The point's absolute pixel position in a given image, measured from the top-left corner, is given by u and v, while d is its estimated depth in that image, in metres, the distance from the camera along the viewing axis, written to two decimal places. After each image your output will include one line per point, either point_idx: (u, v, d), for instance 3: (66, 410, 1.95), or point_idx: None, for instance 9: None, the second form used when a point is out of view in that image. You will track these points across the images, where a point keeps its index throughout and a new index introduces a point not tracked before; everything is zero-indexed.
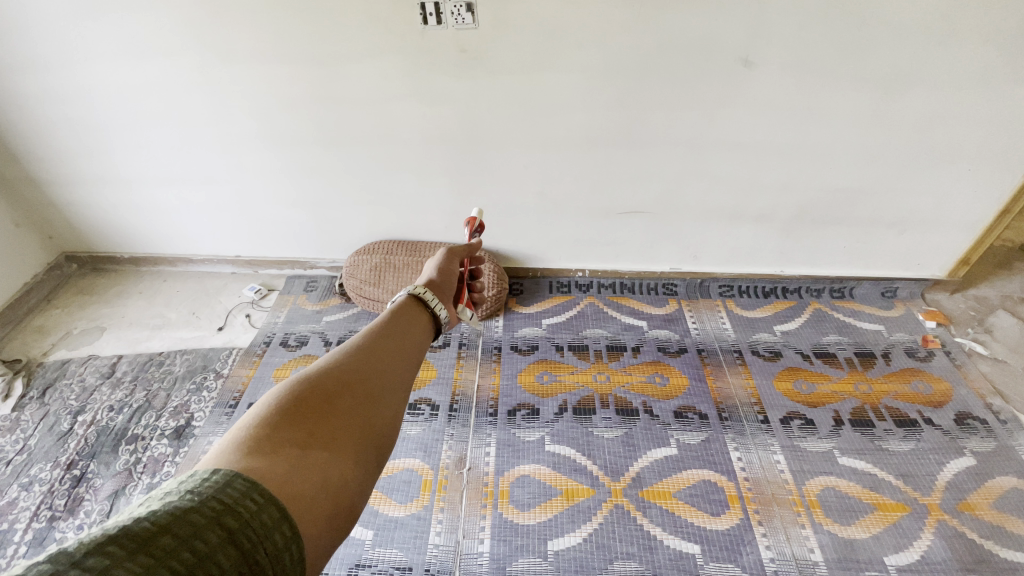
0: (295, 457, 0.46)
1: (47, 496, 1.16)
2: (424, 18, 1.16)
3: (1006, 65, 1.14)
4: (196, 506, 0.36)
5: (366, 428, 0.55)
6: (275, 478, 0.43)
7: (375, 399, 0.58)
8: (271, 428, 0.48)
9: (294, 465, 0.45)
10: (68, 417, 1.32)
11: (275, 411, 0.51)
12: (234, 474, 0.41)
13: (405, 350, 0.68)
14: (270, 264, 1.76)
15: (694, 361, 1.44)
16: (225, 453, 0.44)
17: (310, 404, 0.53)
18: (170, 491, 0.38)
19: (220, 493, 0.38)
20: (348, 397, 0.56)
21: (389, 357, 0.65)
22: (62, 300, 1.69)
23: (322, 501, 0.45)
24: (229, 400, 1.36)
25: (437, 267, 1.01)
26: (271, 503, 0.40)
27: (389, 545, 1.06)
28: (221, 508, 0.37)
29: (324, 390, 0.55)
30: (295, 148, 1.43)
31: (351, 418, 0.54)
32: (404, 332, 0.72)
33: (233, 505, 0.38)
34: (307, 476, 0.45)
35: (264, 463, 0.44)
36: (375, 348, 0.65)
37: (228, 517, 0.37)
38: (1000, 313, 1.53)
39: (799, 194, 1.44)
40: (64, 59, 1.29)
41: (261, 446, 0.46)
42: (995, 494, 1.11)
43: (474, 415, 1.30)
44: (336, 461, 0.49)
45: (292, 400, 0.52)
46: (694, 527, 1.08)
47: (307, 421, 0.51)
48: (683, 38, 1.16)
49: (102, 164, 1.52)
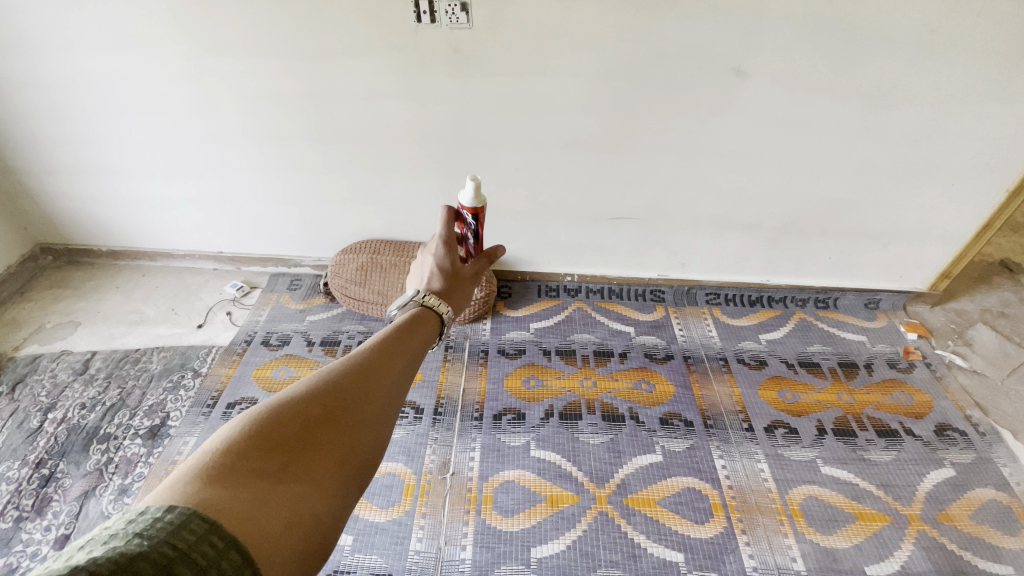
0: (264, 491, 0.39)
1: (13, 496, 1.11)
2: (418, 16, 1.15)
3: (990, 82, 1.17)
4: (144, 553, 0.30)
5: (352, 458, 0.46)
6: (239, 515, 0.36)
7: (369, 421, 0.49)
8: (240, 453, 0.40)
9: (260, 502, 0.38)
10: (38, 415, 1.27)
11: (248, 432, 0.42)
12: (191, 512, 0.34)
13: (411, 363, 0.59)
14: (254, 261, 1.72)
15: (681, 368, 1.44)
16: (183, 481, 0.37)
17: (288, 431, 0.44)
18: (115, 533, 0.31)
19: (172, 538, 0.32)
20: (334, 425, 0.47)
21: (392, 379, 0.55)
22: (35, 293, 1.63)
23: (290, 543, 0.38)
24: (207, 400, 1.32)
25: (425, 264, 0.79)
26: (232, 547, 0.34)
27: (369, 551, 1.03)
28: (173, 555, 0.31)
29: (309, 409, 0.47)
30: (284, 143, 1.41)
31: (337, 444, 0.46)
32: (410, 341, 0.62)
33: (188, 551, 0.32)
34: (274, 513, 0.38)
35: (226, 496, 0.37)
36: (379, 358, 0.56)
37: (181, 567, 0.31)
38: (980, 326, 1.56)
39: (786, 204, 1.45)
40: (45, 45, 1.25)
41: (226, 475, 0.38)
42: (974, 505, 1.13)
43: (459, 419, 1.28)
44: (310, 496, 0.41)
45: (268, 424, 0.44)
46: (678, 535, 1.08)
47: (283, 447, 0.43)
48: (674, 47, 1.17)
49: (82, 153, 1.47)
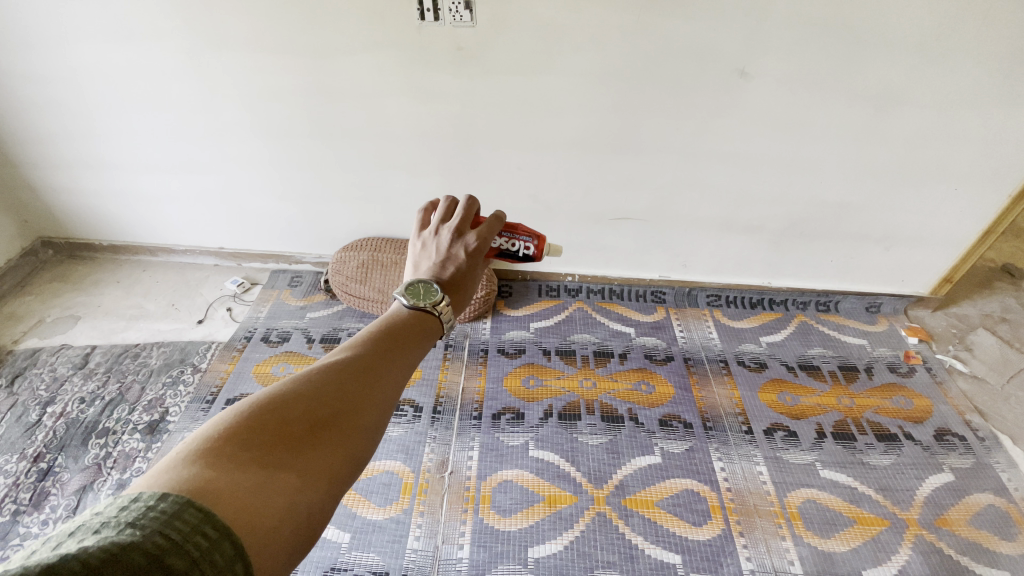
0: (260, 481, 0.38)
1: (11, 490, 1.11)
2: (422, 14, 1.15)
3: (994, 86, 1.16)
4: (137, 543, 0.30)
5: (350, 455, 0.45)
6: (235, 504, 0.35)
7: (369, 418, 0.48)
8: (240, 441, 0.40)
9: (256, 490, 0.37)
10: (37, 408, 1.27)
11: (247, 418, 0.42)
12: (185, 501, 0.33)
13: (417, 356, 0.57)
14: (255, 257, 1.72)
15: (680, 370, 1.43)
16: (181, 466, 0.36)
17: (287, 419, 0.44)
18: (108, 521, 0.31)
19: (165, 528, 0.31)
20: (332, 415, 0.46)
21: (392, 368, 0.53)
22: (36, 287, 1.63)
23: (281, 535, 0.37)
24: (206, 395, 1.32)
25: (448, 254, 0.69)
26: (225, 538, 0.33)
27: (366, 549, 1.03)
28: (167, 546, 0.31)
29: (311, 403, 0.46)
30: (287, 139, 1.40)
31: (337, 441, 0.45)
32: (415, 327, 0.59)
33: (181, 542, 0.31)
34: (269, 504, 0.37)
35: (222, 483, 0.36)
36: (382, 345, 0.54)
37: (173, 559, 0.30)
38: (980, 331, 1.56)
39: (789, 207, 1.45)
40: (47, 39, 1.25)
41: (224, 462, 0.38)
42: (972, 510, 1.13)
43: (458, 418, 1.28)
44: (304, 487, 0.41)
45: (267, 412, 0.43)
46: (675, 537, 1.07)
47: (282, 437, 0.42)
48: (678, 47, 1.17)
49: (83, 147, 1.47)
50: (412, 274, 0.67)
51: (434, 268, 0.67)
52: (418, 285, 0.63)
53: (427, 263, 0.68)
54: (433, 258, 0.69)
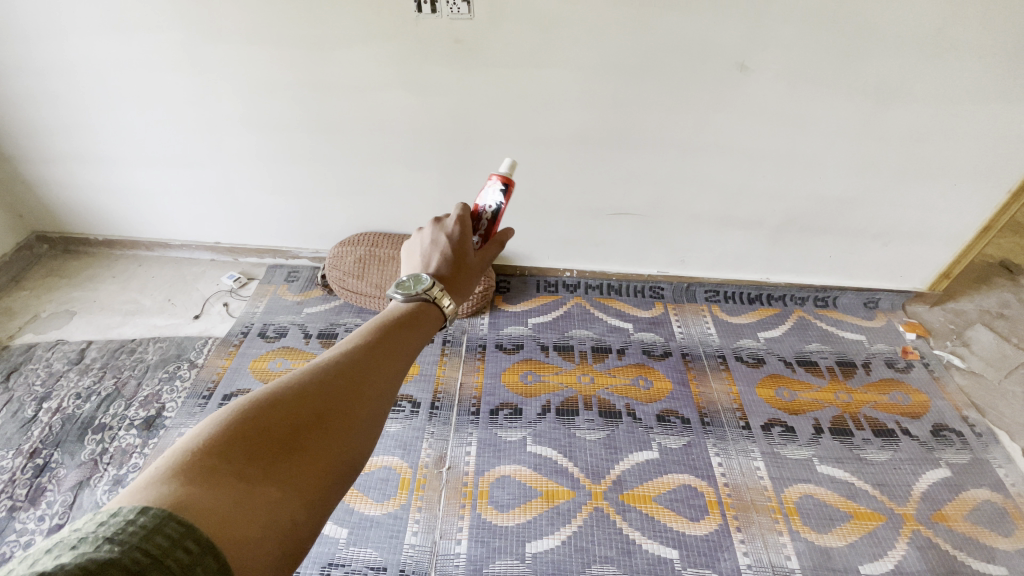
0: (243, 494, 0.37)
1: (7, 486, 1.11)
2: (419, 6, 1.13)
3: (994, 82, 1.16)
4: (115, 559, 0.29)
5: (336, 462, 0.45)
6: (217, 519, 0.35)
7: (355, 424, 0.48)
8: (222, 453, 0.39)
9: (237, 505, 0.37)
10: (32, 404, 1.26)
11: (230, 428, 0.41)
12: (166, 515, 0.33)
13: (406, 356, 0.56)
14: (251, 252, 1.71)
15: (678, 365, 1.43)
16: (160, 481, 0.35)
17: (270, 430, 0.42)
18: (85, 537, 0.30)
19: (145, 543, 0.31)
20: (317, 422, 0.45)
21: (379, 371, 0.52)
22: (31, 282, 1.62)
23: (266, 549, 0.37)
24: (203, 391, 1.32)
25: (433, 239, 0.72)
26: (207, 553, 0.33)
27: (364, 544, 1.03)
28: (147, 562, 0.30)
29: (295, 412, 0.45)
30: (283, 134, 1.39)
31: (322, 448, 0.44)
32: (403, 327, 0.58)
33: (162, 558, 0.31)
34: (251, 518, 0.37)
35: (203, 498, 0.35)
36: (370, 348, 0.53)
37: None
38: (978, 327, 1.56)
39: (788, 202, 1.44)
40: (39, 31, 1.24)
41: (206, 476, 0.37)
42: (969, 505, 1.13)
43: (456, 414, 1.28)
44: (288, 499, 0.40)
45: (251, 422, 0.42)
46: (673, 532, 1.08)
47: (266, 447, 0.41)
48: (677, 40, 1.15)
49: (77, 140, 1.45)
50: (404, 267, 0.69)
51: (422, 256, 0.69)
52: (409, 279, 0.65)
53: (415, 252, 0.71)
54: (420, 247, 0.71)
